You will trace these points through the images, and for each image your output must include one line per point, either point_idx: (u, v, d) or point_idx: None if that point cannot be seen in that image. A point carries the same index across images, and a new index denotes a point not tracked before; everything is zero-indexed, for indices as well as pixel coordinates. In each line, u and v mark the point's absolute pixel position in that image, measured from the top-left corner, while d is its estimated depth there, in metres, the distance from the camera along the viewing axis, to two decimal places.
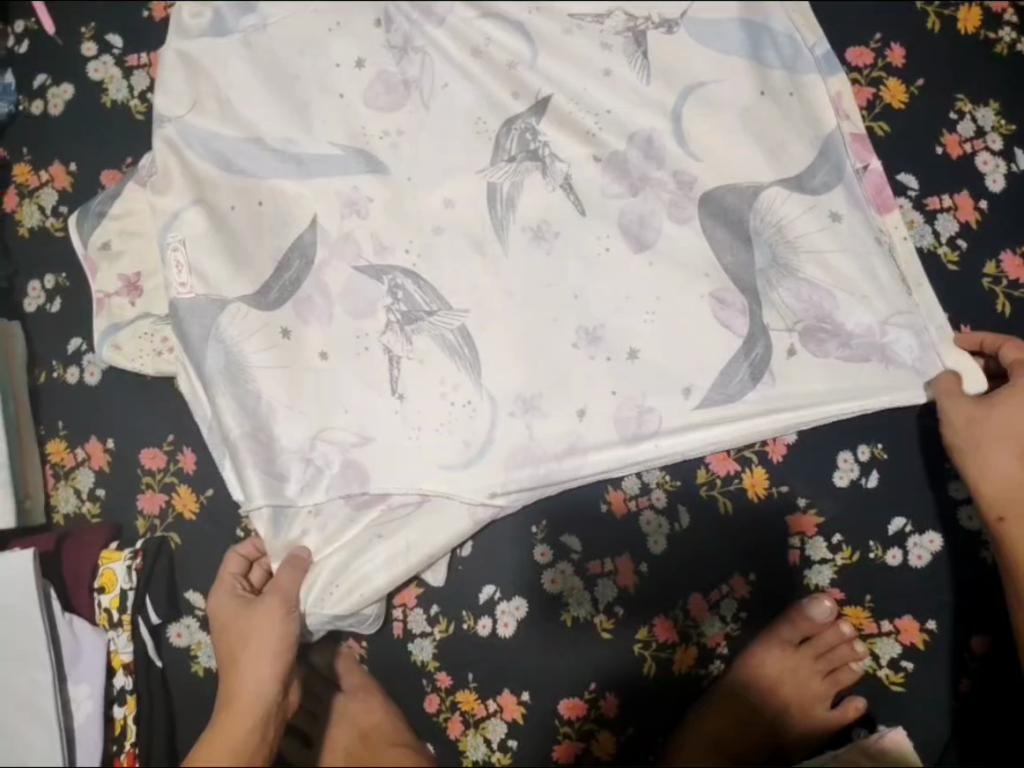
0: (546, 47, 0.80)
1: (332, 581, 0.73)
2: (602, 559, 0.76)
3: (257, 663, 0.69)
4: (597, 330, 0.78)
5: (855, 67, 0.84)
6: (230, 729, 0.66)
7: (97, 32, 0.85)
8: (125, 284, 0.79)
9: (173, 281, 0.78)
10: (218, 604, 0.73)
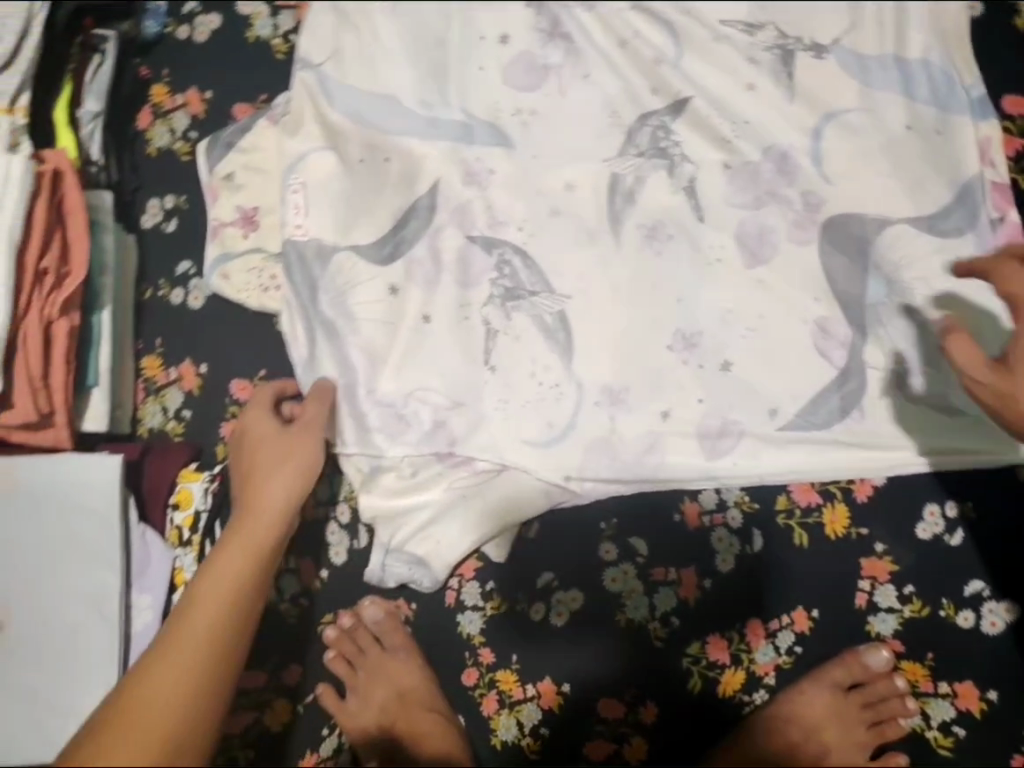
0: (693, 50, 0.78)
1: (408, 532, 0.75)
2: (666, 568, 0.75)
3: (286, 477, 0.70)
4: (695, 336, 0.77)
5: (1009, 115, 0.80)
6: (254, 533, 0.66)
7: None
8: (241, 216, 0.80)
9: (290, 222, 0.79)
10: (250, 426, 0.73)
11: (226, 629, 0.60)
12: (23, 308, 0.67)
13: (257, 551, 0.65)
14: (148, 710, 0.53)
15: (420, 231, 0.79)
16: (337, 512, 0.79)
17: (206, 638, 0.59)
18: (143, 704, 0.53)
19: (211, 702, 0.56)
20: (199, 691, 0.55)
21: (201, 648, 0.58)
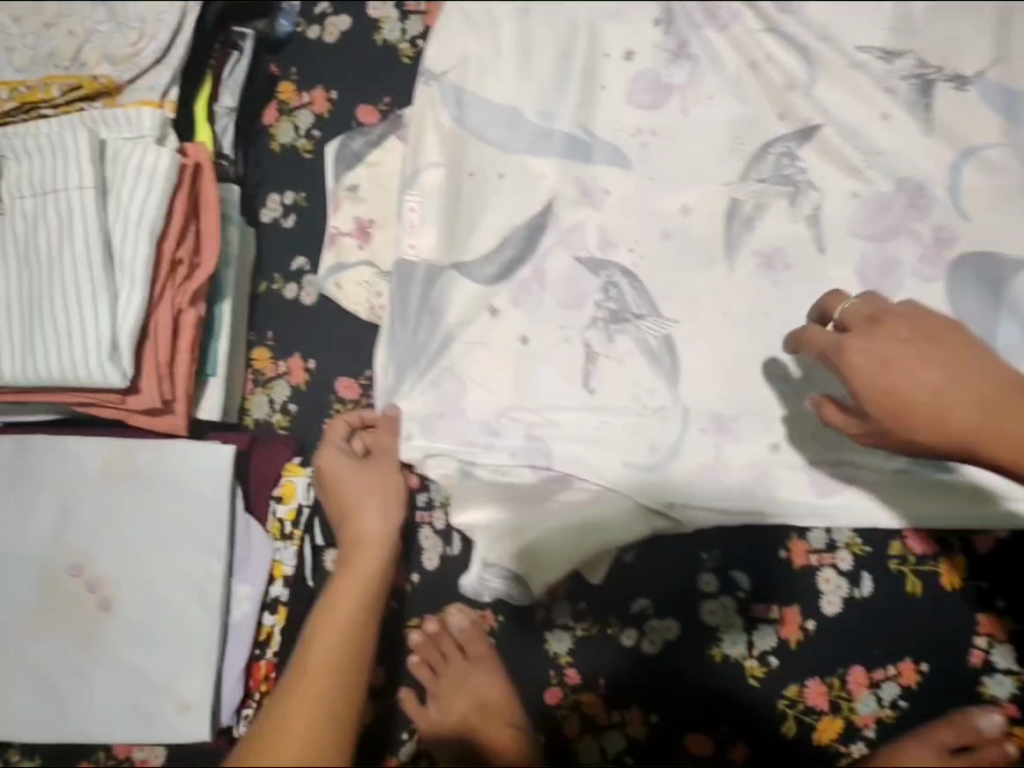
0: (826, 76, 0.76)
1: (508, 545, 0.74)
2: (767, 605, 0.73)
3: (382, 508, 0.72)
4: (810, 368, 0.74)
5: None
6: (361, 565, 0.68)
7: None
8: (355, 228, 0.81)
9: (403, 240, 0.78)
10: (329, 465, 0.74)
11: (348, 654, 0.60)
12: (156, 298, 0.68)
13: (366, 578, 0.67)
14: (288, 735, 0.53)
15: (532, 244, 0.79)
16: (432, 518, 0.80)
17: (332, 662, 0.59)
18: (285, 731, 0.53)
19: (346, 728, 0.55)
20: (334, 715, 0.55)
21: (333, 665, 0.59)
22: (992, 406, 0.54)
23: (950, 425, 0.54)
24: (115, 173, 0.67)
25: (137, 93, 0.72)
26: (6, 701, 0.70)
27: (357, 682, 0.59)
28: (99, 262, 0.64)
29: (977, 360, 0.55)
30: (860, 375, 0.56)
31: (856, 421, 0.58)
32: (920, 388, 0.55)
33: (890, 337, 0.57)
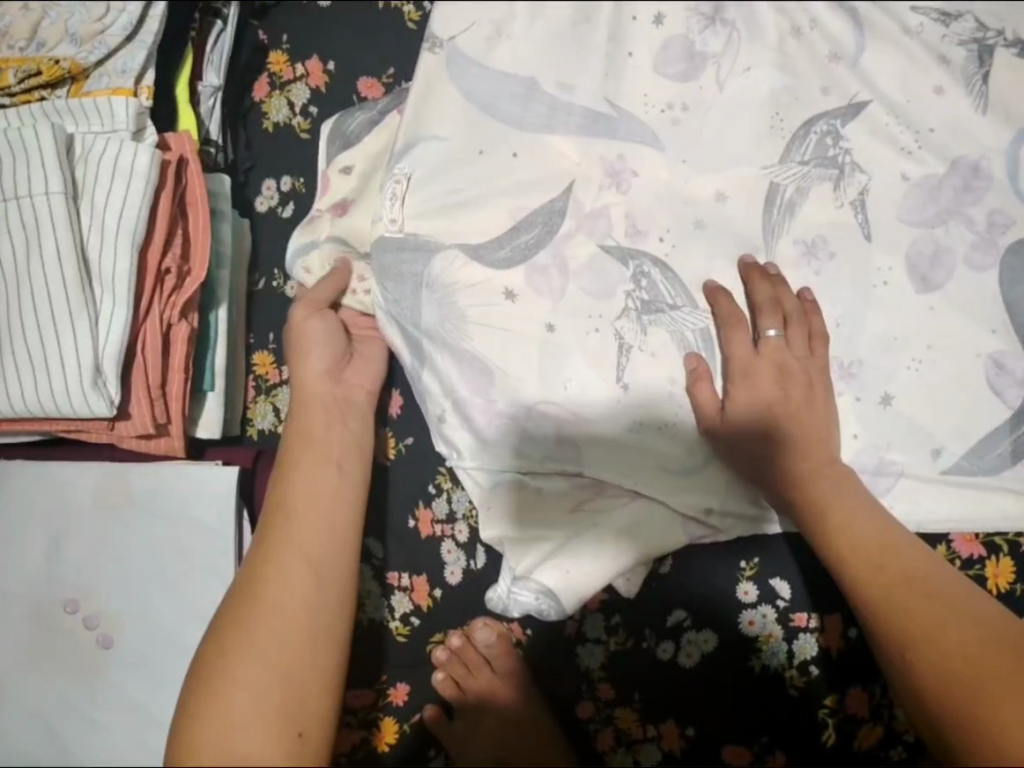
0: (877, 41, 0.71)
1: (545, 560, 0.69)
2: (807, 613, 0.71)
3: (318, 357, 0.69)
4: (852, 365, 0.70)
5: None
6: (304, 418, 0.66)
7: None
8: (334, 205, 0.74)
9: (383, 217, 0.72)
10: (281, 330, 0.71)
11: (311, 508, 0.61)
12: (143, 312, 0.61)
13: (321, 434, 0.66)
14: (264, 602, 0.55)
15: (543, 236, 0.72)
16: (455, 531, 0.74)
17: (296, 525, 0.59)
18: (258, 593, 0.55)
19: (321, 586, 0.57)
20: (308, 580, 0.57)
21: (297, 524, 0.60)
22: (847, 494, 0.65)
23: (796, 470, 0.66)
24: (86, 176, 0.60)
25: (106, 78, 0.63)
26: (26, 732, 0.68)
27: (329, 546, 0.59)
28: (73, 277, 0.58)
29: (835, 432, 0.68)
30: (740, 401, 0.67)
31: (710, 406, 0.69)
32: (785, 430, 0.67)
33: (772, 384, 0.67)
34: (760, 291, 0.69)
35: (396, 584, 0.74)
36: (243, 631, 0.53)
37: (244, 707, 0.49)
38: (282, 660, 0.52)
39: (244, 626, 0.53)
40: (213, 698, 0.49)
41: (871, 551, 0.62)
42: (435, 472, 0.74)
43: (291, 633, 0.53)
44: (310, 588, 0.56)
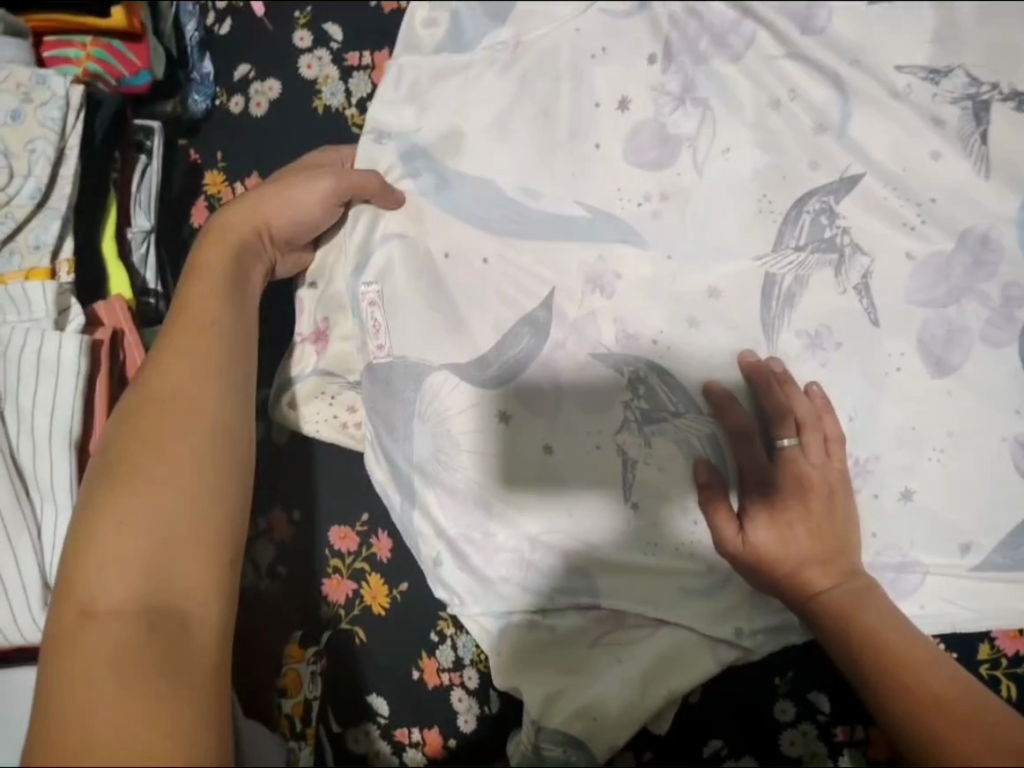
0: (864, 107, 0.66)
1: (577, 714, 0.63)
2: (850, 726, 0.66)
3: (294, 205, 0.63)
4: (868, 462, 0.65)
5: None
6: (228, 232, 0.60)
7: (313, 20, 0.73)
8: (316, 332, 0.70)
9: (369, 343, 0.68)
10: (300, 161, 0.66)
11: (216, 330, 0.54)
12: None
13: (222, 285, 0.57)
14: (147, 427, 0.48)
15: (530, 353, 0.68)
16: (464, 677, 0.68)
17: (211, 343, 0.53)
18: (144, 432, 0.48)
19: (224, 407, 0.50)
20: (209, 395, 0.50)
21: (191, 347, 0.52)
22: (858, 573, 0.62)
23: (824, 594, 0.61)
24: (8, 374, 0.52)
25: (18, 256, 0.55)
26: None
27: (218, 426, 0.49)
28: (7, 493, 0.51)
29: (854, 539, 0.64)
30: (759, 520, 0.63)
31: (730, 526, 0.64)
32: (802, 543, 0.62)
33: (791, 501, 0.63)
34: (769, 396, 0.64)
35: (406, 740, 0.68)
36: (103, 521, 0.44)
37: (138, 583, 0.42)
38: (184, 520, 0.45)
39: (102, 517, 0.44)
40: (96, 568, 0.42)
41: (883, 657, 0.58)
42: (435, 618, 0.69)
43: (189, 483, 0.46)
44: (184, 474, 0.46)
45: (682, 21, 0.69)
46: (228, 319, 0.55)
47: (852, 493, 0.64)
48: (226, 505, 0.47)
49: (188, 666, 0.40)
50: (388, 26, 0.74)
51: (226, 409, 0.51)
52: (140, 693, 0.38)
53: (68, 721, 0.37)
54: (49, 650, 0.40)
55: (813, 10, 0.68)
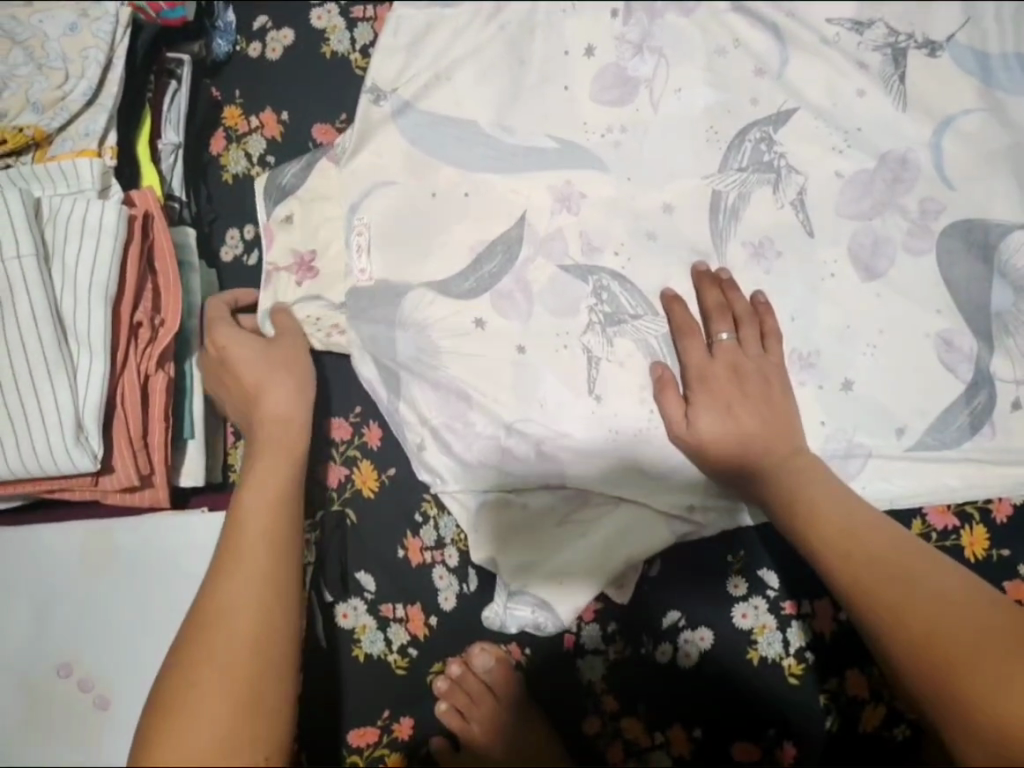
0: (799, 52, 0.76)
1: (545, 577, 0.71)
2: (797, 600, 0.72)
3: (292, 389, 0.68)
4: (812, 356, 0.73)
5: None
6: (271, 440, 0.65)
7: None
8: (297, 262, 0.77)
9: (355, 267, 0.76)
10: (241, 343, 0.68)
11: (279, 529, 0.60)
12: (120, 365, 0.63)
13: (274, 492, 0.62)
14: (228, 612, 0.55)
15: (505, 264, 0.77)
16: (445, 555, 0.74)
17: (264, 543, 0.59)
18: (222, 618, 0.54)
19: (272, 662, 0.53)
20: (271, 606, 0.56)
21: (260, 541, 0.58)
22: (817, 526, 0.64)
23: (785, 489, 0.67)
24: (57, 237, 0.61)
25: (70, 142, 0.67)
26: None
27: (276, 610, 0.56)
28: (50, 337, 0.59)
29: (796, 422, 0.70)
30: (703, 414, 0.70)
31: (679, 409, 0.71)
32: (751, 426, 0.69)
33: (727, 384, 0.70)
34: (712, 296, 0.73)
35: (390, 615, 0.74)
36: (181, 705, 0.50)
37: None
38: (239, 708, 0.50)
39: (181, 702, 0.50)
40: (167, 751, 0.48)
41: (846, 552, 0.62)
42: (419, 500, 0.75)
43: (249, 691, 0.51)
44: (247, 655, 0.53)
45: None
46: (279, 531, 0.60)
47: (789, 380, 0.72)
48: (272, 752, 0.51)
49: None
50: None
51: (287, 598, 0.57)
52: None
53: None
54: None
55: None
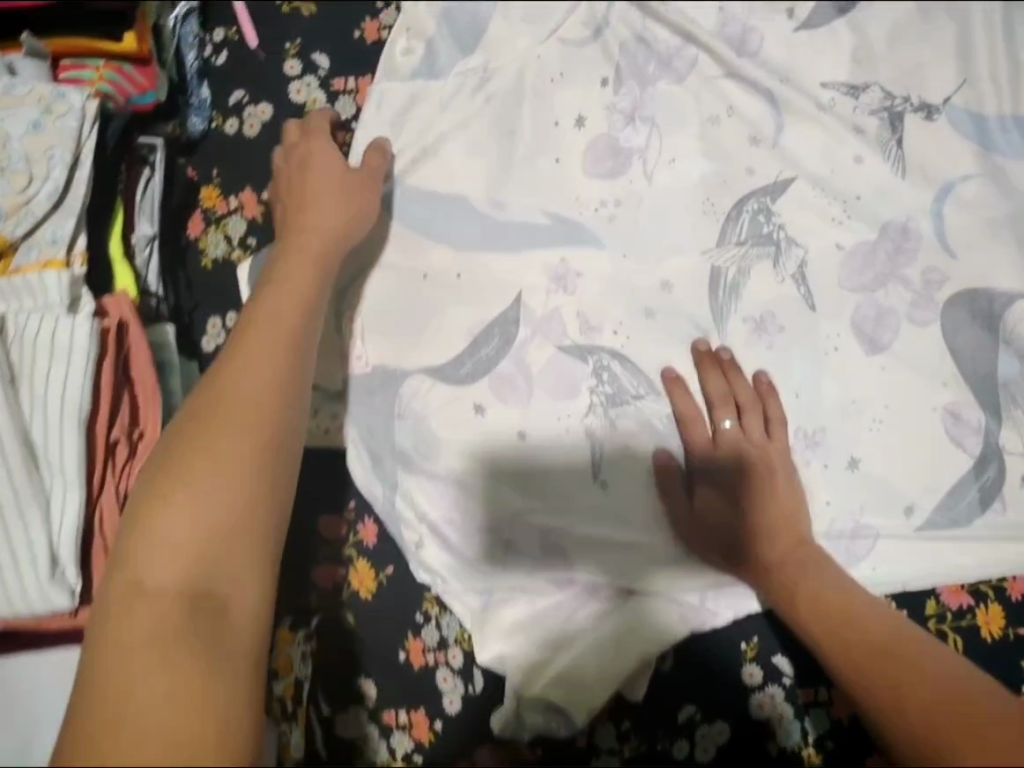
0: (795, 119, 0.74)
1: (558, 679, 0.67)
2: (814, 686, 0.70)
3: (336, 206, 0.69)
4: (817, 433, 0.71)
5: None
6: (303, 243, 0.66)
7: (302, 49, 0.81)
8: None
9: (349, 356, 0.74)
10: (318, 161, 0.70)
11: (285, 349, 0.57)
12: (97, 489, 0.59)
13: (281, 319, 0.59)
14: (236, 392, 0.53)
15: (500, 349, 0.74)
16: (448, 657, 0.71)
17: (270, 345, 0.57)
18: (225, 400, 0.53)
19: (263, 516, 0.49)
20: (278, 393, 0.55)
21: (264, 367, 0.55)
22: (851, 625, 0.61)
23: (800, 587, 0.65)
24: (25, 359, 0.58)
25: (36, 249, 0.62)
26: None
27: (278, 444, 0.52)
28: (20, 470, 0.55)
29: (802, 511, 0.69)
30: (703, 500, 0.70)
31: (682, 499, 0.71)
32: (754, 520, 0.68)
33: (730, 476, 0.70)
34: (713, 379, 0.71)
35: (394, 722, 0.70)
36: (159, 512, 0.47)
37: (178, 579, 0.45)
38: (231, 507, 0.48)
39: (157, 509, 0.47)
40: (145, 543, 0.46)
41: (875, 646, 0.59)
42: (420, 600, 0.72)
43: (232, 531, 0.48)
44: (245, 463, 0.50)
45: (631, 50, 0.77)
46: (289, 348, 0.58)
47: (796, 464, 0.71)
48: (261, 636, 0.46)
49: (232, 664, 0.44)
50: (367, 57, 0.81)
51: (295, 408, 0.55)
52: (186, 674, 0.42)
53: (111, 689, 0.41)
54: (98, 629, 0.44)
55: (746, 35, 0.76)
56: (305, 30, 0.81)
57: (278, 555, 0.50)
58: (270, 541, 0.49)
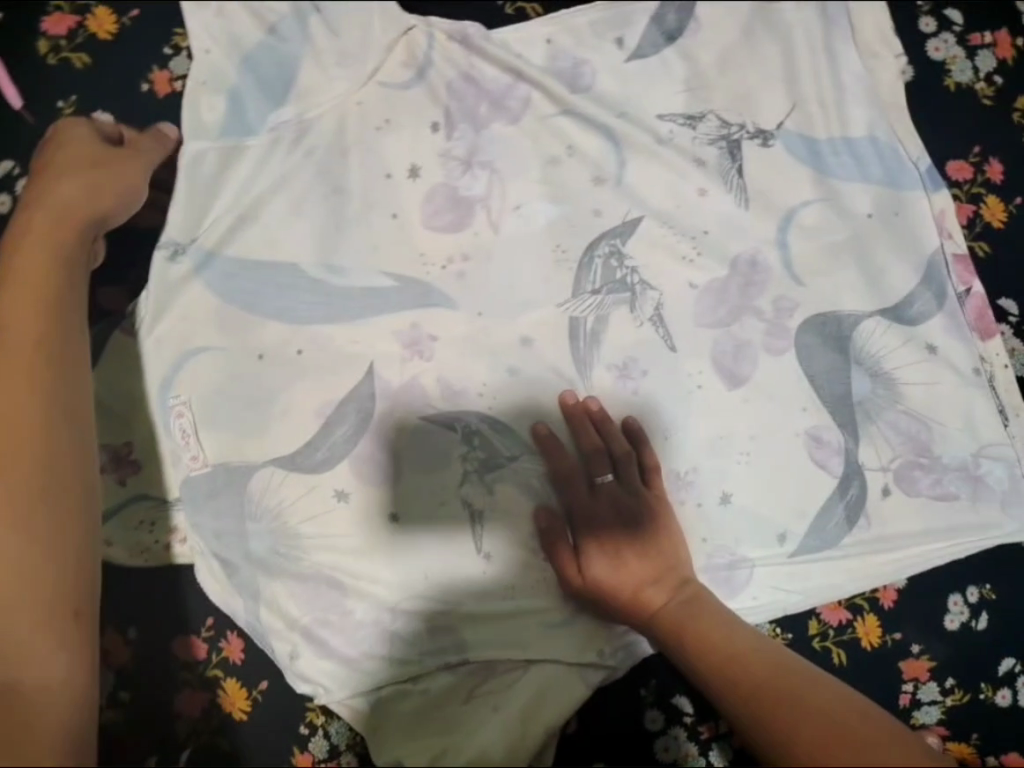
0: (636, 153, 0.72)
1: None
2: (714, 721, 0.70)
3: (89, 184, 0.62)
4: (688, 474, 0.70)
5: (955, 181, 0.75)
6: (48, 230, 0.60)
7: (78, 108, 0.71)
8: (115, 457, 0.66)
9: (184, 456, 0.66)
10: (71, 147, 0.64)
11: (30, 367, 0.55)
12: None
13: (24, 335, 0.56)
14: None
15: (359, 428, 0.68)
16: (341, 765, 0.66)
17: (18, 377, 0.55)
18: None
19: (48, 564, 0.51)
20: (37, 443, 0.54)
21: (10, 402, 0.54)
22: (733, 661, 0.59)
23: (686, 628, 0.62)
24: None
25: None
26: None
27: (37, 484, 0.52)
28: None
29: (684, 555, 0.67)
30: (592, 557, 0.66)
31: (569, 558, 0.67)
32: (638, 572, 0.65)
33: (614, 529, 0.66)
34: (584, 431, 0.68)
35: None
36: None
37: None
38: (12, 575, 0.50)
39: None
40: None
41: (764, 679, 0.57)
42: (302, 712, 0.66)
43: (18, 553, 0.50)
44: (13, 521, 0.51)
45: (458, 90, 0.73)
46: (34, 374, 0.55)
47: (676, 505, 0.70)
48: (62, 702, 0.47)
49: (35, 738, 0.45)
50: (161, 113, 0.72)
51: (56, 420, 0.55)
52: None
53: None
54: None
55: (577, 70, 0.74)
56: (80, 85, 0.72)
57: (67, 590, 0.51)
58: (41, 592, 0.50)
